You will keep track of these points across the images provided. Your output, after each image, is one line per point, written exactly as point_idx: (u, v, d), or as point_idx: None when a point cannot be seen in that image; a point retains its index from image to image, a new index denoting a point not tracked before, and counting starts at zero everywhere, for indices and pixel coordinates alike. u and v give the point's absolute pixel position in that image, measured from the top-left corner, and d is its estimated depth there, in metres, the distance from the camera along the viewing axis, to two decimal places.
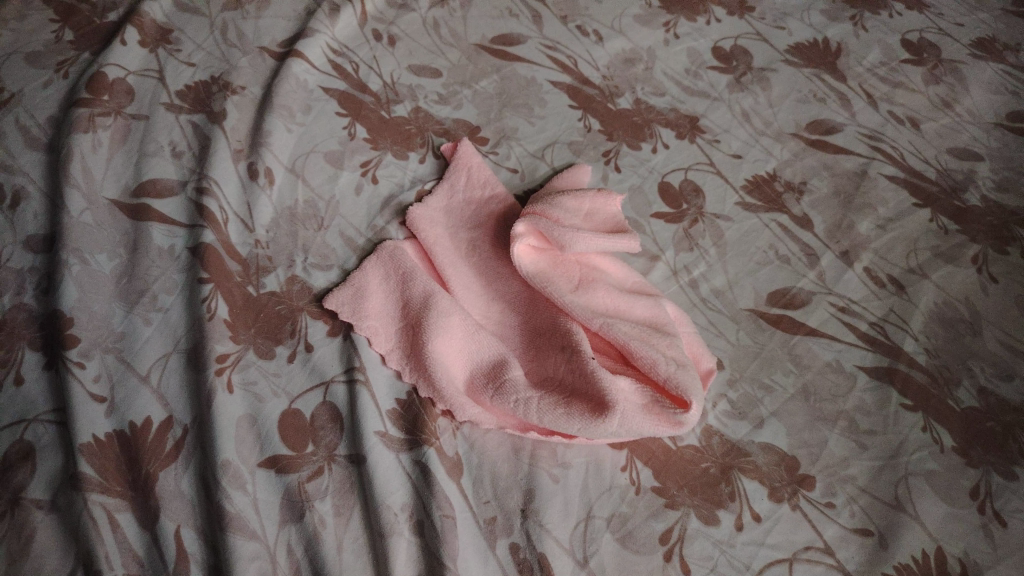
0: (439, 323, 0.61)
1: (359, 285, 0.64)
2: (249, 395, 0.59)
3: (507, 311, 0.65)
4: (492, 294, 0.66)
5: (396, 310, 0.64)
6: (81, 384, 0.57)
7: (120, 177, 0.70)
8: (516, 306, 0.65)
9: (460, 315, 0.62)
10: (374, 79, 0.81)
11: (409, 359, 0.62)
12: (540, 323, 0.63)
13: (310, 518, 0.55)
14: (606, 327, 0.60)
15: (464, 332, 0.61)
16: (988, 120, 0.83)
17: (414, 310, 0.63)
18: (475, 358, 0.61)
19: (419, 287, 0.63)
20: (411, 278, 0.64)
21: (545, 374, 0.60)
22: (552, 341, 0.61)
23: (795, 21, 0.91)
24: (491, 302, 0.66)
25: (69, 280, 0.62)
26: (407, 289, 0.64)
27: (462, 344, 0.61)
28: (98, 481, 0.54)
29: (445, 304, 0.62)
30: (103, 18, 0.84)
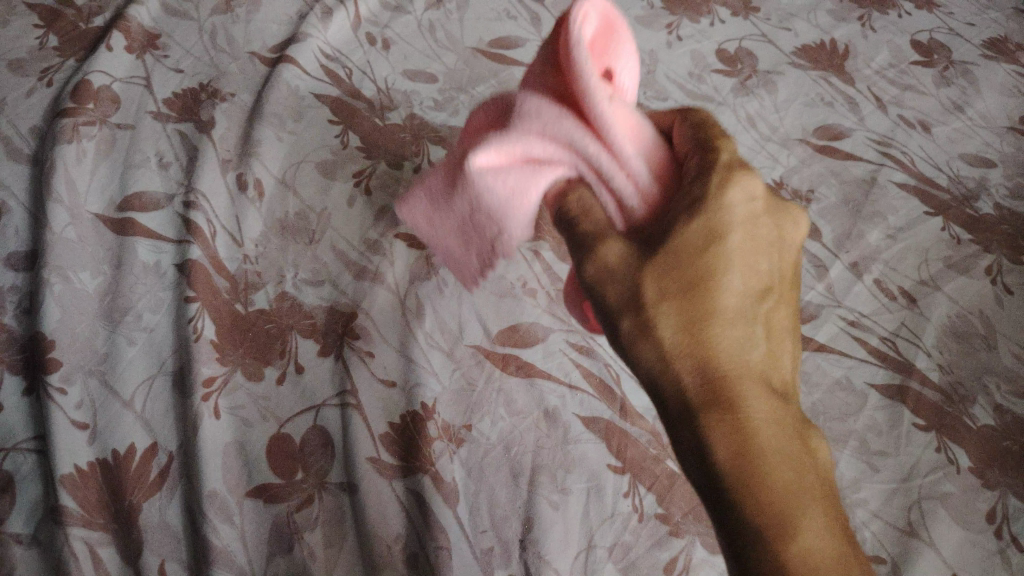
0: (503, 180, 0.50)
1: (414, 222, 0.60)
2: (237, 420, 0.58)
3: (542, 123, 0.49)
4: (523, 123, 0.50)
5: (441, 211, 0.57)
6: (62, 411, 0.57)
7: (105, 190, 0.67)
8: (550, 114, 0.49)
9: (525, 154, 0.50)
10: (369, 85, 0.79)
11: (488, 253, 0.56)
12: (580, 142, 0.48)
13: (300, 550, 0.55)
14: (695, 135, 0.48)
15: (539, 166, 0.50)
16: (1001, 123, 0.80)
17: (462, 182, 0.53)
18: (556, 192, 0.49)
19: (457, 160, 0.54)
20: (439, 176, 0.57)
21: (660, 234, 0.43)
22: (636, 175, 0.47)
23: (800, 21, 0.89)
24: (527, 129, 0.50)
25: (50, 301, 0.60)
26: (446, 180, 0.56)
27: (532, 184, 0.50)
28: (79, 515, 0.54)
29: (494, 144, 0.49)
30: (89, 23, 0.81)
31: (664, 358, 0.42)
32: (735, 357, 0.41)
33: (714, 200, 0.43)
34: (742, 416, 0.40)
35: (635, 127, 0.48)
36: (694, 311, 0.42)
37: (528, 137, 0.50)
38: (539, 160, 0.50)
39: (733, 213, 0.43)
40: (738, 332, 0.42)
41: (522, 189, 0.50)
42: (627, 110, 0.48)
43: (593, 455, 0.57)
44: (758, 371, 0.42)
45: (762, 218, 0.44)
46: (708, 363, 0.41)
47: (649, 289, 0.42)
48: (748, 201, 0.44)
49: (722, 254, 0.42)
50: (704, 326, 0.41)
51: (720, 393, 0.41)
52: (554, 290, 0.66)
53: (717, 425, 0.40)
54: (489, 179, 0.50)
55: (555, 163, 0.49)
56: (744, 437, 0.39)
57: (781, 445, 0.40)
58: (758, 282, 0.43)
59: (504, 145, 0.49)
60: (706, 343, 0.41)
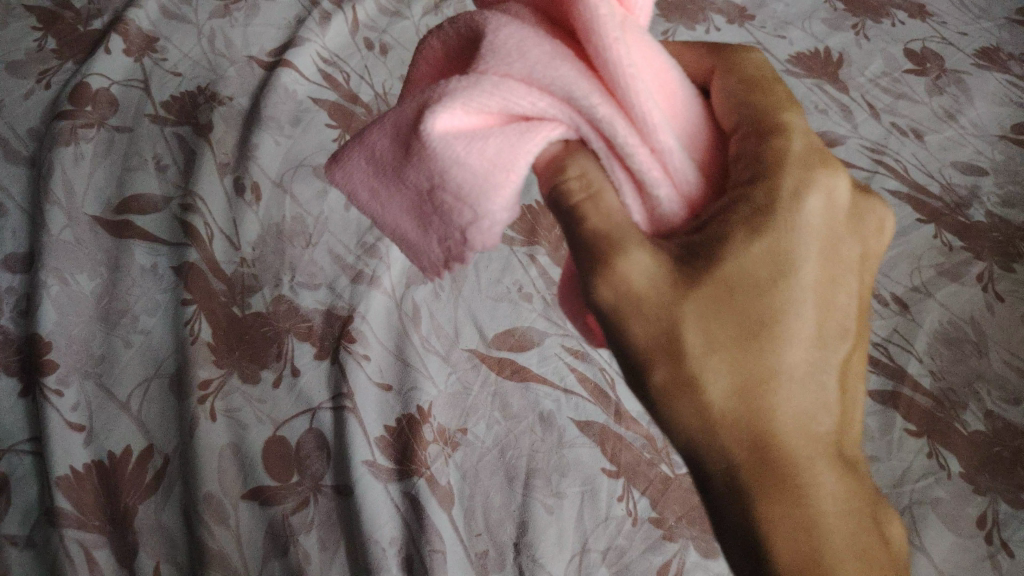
0: (475, 145, 0.32)
1: (350, 194, 0.37)
2: (232, 423, 0.59)
3: (523, 56, 0.33)
4: (491, 52, 0.34)
5: (384, 186, 0.36)
6: (59, 413, 0.58)
7: (103, 193, 0.67)
8: (530, 39, 0.34)
9: (501, 105, 0.33)
10: (366, 90, 0.77)
11: (455, 248, 0.33)
12: (584, 83, 0.32)
13: (295, 553, 0.55)
14: (743, 105, 0.37)
15: (531, 121, 0.33)
16: (992, 132, 0.80)
17: (414, 146, 0.34)
18: (548, 169, 0.33)
19: (409, 108, 0.35)
20: (386, 131, 0.36)
21: (708, 259, 0.32)
22: (668, 154, 0.32)
23: (796, 30, 0.89)
24: (503, 67, 0.33)
25: (47, 302, 0.61)
26: (392, 146, 0.35)
27: (518, 152, 0.32)
28: (74, 517, 0.55)
29: (460, 90, 0.33)
30: (87, 26, 0.80)
31: (709, 426, 0.32)
32: (799, 426, 0.33)
33: (782, 220, 0.33)
34: (805, 504, 0.32)
35: (664, 79, 0.35)
36: (750, 368, 0.32)
37: (503, 77, 0.33)
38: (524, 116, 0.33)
39: (807, 244, 0.34)
40: (800, 390, 0.33)
41: (501, 158, 0.32)
42: (649, 47, 0.35)
43: (588, 459, 0.57)
44: (820, 440, 0.33)
45: (826, 234, 0.35)
46: (763, 431, 0.32)
47: (694, 337, 0.32)
48: (819, 224, 0.34)
49: (788, 297, 0.33)
50: (760, 388, 0.32)
51: (779, 468, 0.32)
52: (551, 294, 0.65)
53: (773, 507, 0.32)
54: (455, 147, 0.33)
55: (549, 121, 0.33)
56: (806, 521, 0.32)
57: (848, 531, 0.33)
58: (825, 316, 0.34)
59: (471, 99, 0.33)
60: (762, 407, 0.32)
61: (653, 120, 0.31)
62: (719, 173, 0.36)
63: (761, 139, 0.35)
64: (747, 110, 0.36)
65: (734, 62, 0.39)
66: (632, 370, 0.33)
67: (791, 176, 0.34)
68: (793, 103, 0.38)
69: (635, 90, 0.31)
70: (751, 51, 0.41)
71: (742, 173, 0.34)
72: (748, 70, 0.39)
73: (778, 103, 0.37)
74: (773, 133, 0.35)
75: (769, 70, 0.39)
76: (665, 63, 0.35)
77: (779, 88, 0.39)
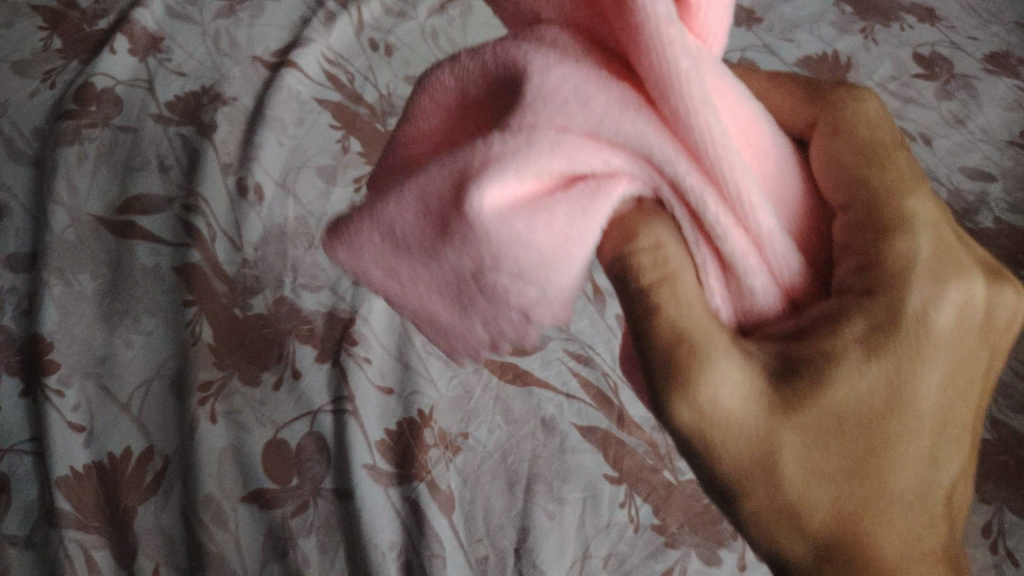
0: (536, 220, 0.25)
1: (362, 275, 0.30)
2: (232, 424, 0.59)
3: (587, 108, 0.25)
4: (541, 101, 0.25)
5: (411, 265, 0.29)
6: (59, 413, 0.58)
7: (106, 192, 0.67)
8: (590, 85, 0.25)
9: (567, 167, 0.25)
10: (370, 90, 0.76)
11: (513, 330, 0.27)
12: (668, 142, 0.23)
13: (294, 556, 0.55)
14: (848, 178, 0.26)
15: (599, 183, 0.25)
16: (1002, 137, 0.77)
17: (455, 222, 0.26)
18: (616, 232, 0.25)
19: (439, 173, 0.27)
20: (409, 202, 0.28)
21: (812, 386, 0.23)
22: (766, 235, 0.23)
23: (802, 33, 0.85)
24: (560, 119, 0.25)
25: (49, 303, 0.61)
26: (419, 222, 0.28)
27: (588, 228, 0.25)
28: (74, 518, 0.55)
29: (508, 158, 0.25)
30: (92, 27, 0.79)
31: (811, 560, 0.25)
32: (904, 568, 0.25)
33: (912, 328, 0.24)
34: None
35: (752, 135, 0.26)
36: (858, 504, 0.24)
37: (561, 133, 0.25)
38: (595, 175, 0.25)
39: (933, 365, 0.25)
40: (912, 535, 0.25)
41: (573, 232, 0.25)
42: (733, 93, 0.25)
43: (590, 465, 0.57)
44: None
45: (968, 339, 0.26)
46: None
47: (793, 476, 0.24)
48: (956, 333, 0.25)
49: (913, 425, 0.25)
50: (856, 541, 0.25)
51: None
52: None
53: None
54: (514, 226, 0.25)
55: (620, 180, 0.24)
56: None
57: None
58: (950, 439, 0.26)
59: (528, 163, 0.25)
60: (868, 549, 0.25)
61: (758, 205, 0.23)
62: (822, 262, 0.26)
63: (877, 232, 0.25)
64: (859, 188, 0.26)
65: (840, 115, 0.28)
66: (716, 494, 0.25)
67: (920, 287, 0.25)
68: (921, 180, 0.27)
69: (731, 162, 0.22)
70: (868, 96, 0.29)
71: (852, 269, 0.25)
72: (863, 133, 0.28)
73: (906, 180, 0.27)
74: (897, 225, 0.25)
75: (887, 132, 0.28)
76: (749, 109, 0.26)
77: (901, 154, 0.28)
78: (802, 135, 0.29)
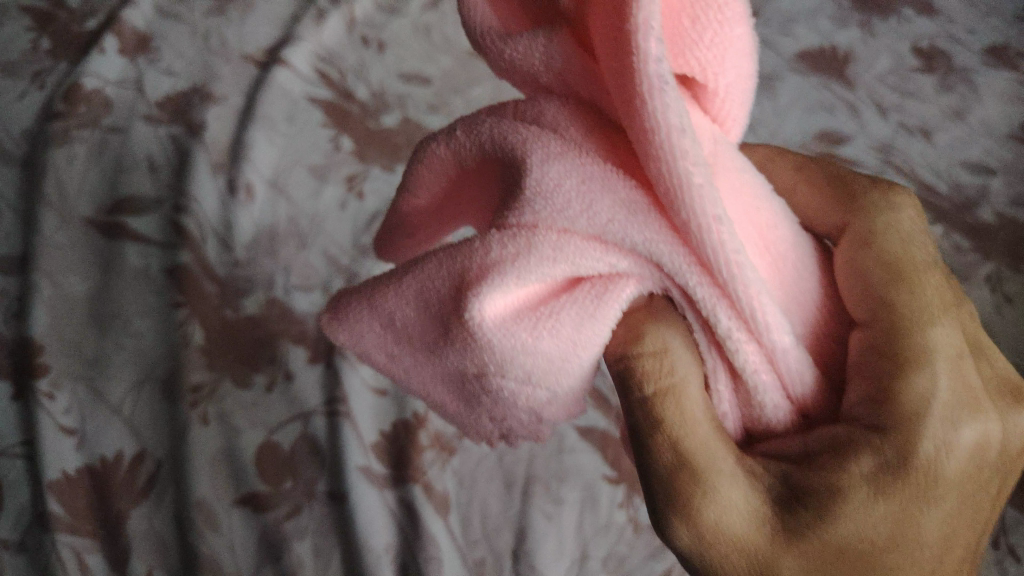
0: (535, 328, 0.27)
1: (364, 352, 0.33)
2: (225, 426, 0.58)
3: (590, 211, 0.26)
4: (539, 196, 0.26)
5: (414, 349, 0.31)
6: (50, 417, 0.57)
7: (95, 193, 0.66)
8: (595, 182, 0.26)
9: (567, 272, 0.26)
10: (362, 87, 0.75)
11: (523, 425, 0.30)
12: (677, 251, 0.25)
13: (289, 559, 0.54)
14: (867, 293, 0.30)
15: (604, 283, 0.26)
16: (1002, 131, 0.75)
17: (453, 328, 0.28)
18: (624, 330, 0.28)
19: (438, 274, 0.29)
20: (408, 297, 0.30)
21: (816, 518, 0.27)
22: (783, 353, 0.25)
23: (800, 27, 0.83)
24: (558, 220, 0.26)
25: (39, 305, 0.61)
26: (420, 316, 0.30)
27: (587, 333, 0.27)
28: (66, 521, 0.55)
29: (509, 263, 0.26)
30: (81, 26, 0.76)
31: None
32: None
33: (919, 478, 0.28)
34: None
35: (766, 234, 0.27)
36: None
37: (564, 236, 0.26)
38: (597, 276, 0.26)
39: (940, 499, 0.29)
40: None
41: (581, 337, 0.27)
42: (751, 195, 0.27)
43: (588, 466, 0.56)
44: None
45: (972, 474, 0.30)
46: None
47: None
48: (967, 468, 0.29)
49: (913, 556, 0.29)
50: None
51: None
52: None
53: None
54: (516, 336, 0.27)
55: (620, 280, 0.26)
56: None
57: None
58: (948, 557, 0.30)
59: (526, 274, 0.26)
60: None
61: (769, 320, 0.24)
62: (838, 369, 0.29)
63: (889, 357, 0.28)
64: (883, 308, 0.29)
65: (870, 230, 0.32)
66: None
67: (932, 424, 0.28)
68: (954, 307, 0.31)
69: (743, 280, 0.23)
70: (903, 210, 0.34)
71: (862, 395, 0.28)
72: (891, 250, 0.31)
73: (929, 311, 0.30)
74: (915, 359, 0.29)
75: (920, 252, 0.32)
76: (770, 213, 0.28)
77: (930, 275, 0.32)
78: (833, 237, 0.33)
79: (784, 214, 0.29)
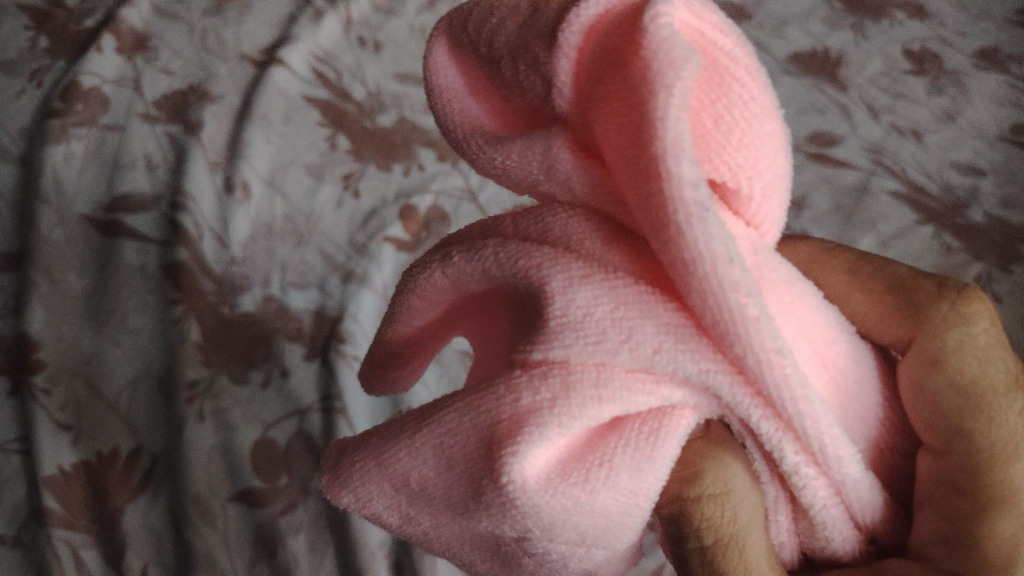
0: (591, 483, 0.24)
1: (371, 515, 0.29)
2: (221, 423, 0.59)
3: (631, 341, 0.24)
4: (570, 329, 0.25)
5: (430, 512, 0.28)
6: (47, 413, 0.58)
7: (93, 192, 0.66)
8: (631, 312, 0.24)
9: (619, 411, 0.24)
10: (359, 87, 0.75)
11: None
12: (737, 384, 0.24)
13: (285, 554, 0.55)
14: (937, 420, 0.27)
15: (656, 416, 0.25)
16: (991, 133, 0.75)
17: (487, 492, 0.25)
18: (676, 472, 0.27)
19: (458, 431, 0.26)
20: (420, 456, 0.27)
21: None
22: (855, 487, 0.25)
23: (794, 29, 0.84)
24: (598, 354, 0.24)
25: (36, 301, 0.61)
26: (438, 479, 0.27)
27: (648, 480, 0.24)
28: (62, 516, 0.55)
29: (546, 410, 0.24)
30: (79, 25, 0.76)
31: None
32: None
33: None
34: None
35: (827, 353, 0.27)
36: None
37: (603, 370, 0.24)
38: (646, 411, 0.25)
39: None
40: None
41: (641, 489, 0.24)
42: (807, 309, 0.26)
43: None
44: None
45: None
46: None
47: None
48: None
49: None
50: None
51: None
52: None
53: None
54: (570, 492, 0.24)
55: (676, 417, 0.25)
56: None
57: None
58: None
59: (571, 419, 0.24)
60: None
61: (839, 449, 0.24)
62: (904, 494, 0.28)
63: (966, 495, 0.27)
64: (953, 442, 0.27)
65: (941, 348, 0.27)
66: None
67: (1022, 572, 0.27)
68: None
69: (812, 414, 0.23)
70: (979, 316, 0.28)
71: (936, 533, 0.27)
72: (965, 373, 0.27)
73: (1019, 443, 0.26)
74: (1001, 507, 0.26)
75: (1000, 371, 0.27)
76: (829, 325, 0.27)
77: (1013, 398, 0.27)
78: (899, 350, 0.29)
79: (845, 339, 0.27)
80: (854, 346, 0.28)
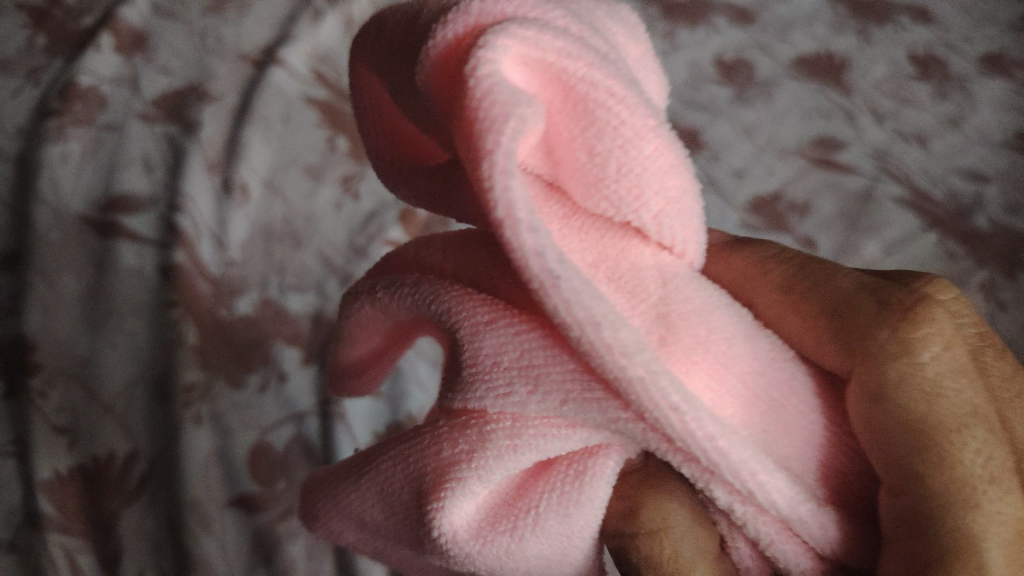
0: (519, 530, 0.28)
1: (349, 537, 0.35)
2: (217, 427, 0.59)
3: (539, 392, 0.27)
4: (483, 384, 0.28)
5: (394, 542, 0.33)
6: (43, 417, 0.57)
7: (90, 192, 0.64)
8: (538, 364, 0.27)
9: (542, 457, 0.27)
10: None
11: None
12: (646, 431, 0.26)
13: (280, 560, 0.56)
14: (891, 459, 0.27)
15: (583, 458, 0.28)
16: (996, 138, 0.75)
17: (426, 539, 0.29)
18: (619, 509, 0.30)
19: (399, 479, 0.30)
20: (370, 498, 0.32)
21: None
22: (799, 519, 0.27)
23: (798, 32, 0.83)
24: (509, 408, 0.27)
25: (35, 302, 0.59)
26: (393, 518, 0.31)
27: (576, 522, 0.28)
28: (56, 520, 0.55)
29: (466, 465, 0.28)
30: (78, 23, 0.75)
31: None
32: None
33: None
34: None
35: (749, 382, 0.28)
36: None
37: (520, 419, 0.27)
38: (574, 453, 0.28)
39: None
40: None
41: (573, 532, 0.28)
42: (727, 341, 0.29)
43: None
44: None
45: None
46: None
47: None
48: None
49: None
50: None
51: None
52: None
53: None
54: (502, 540, 0.28)
55: (601, 457, 0.28)
56: None
57: None
58: None
59: (489, 475, 0.28)
60: None
61: (771, 491, 0.26)
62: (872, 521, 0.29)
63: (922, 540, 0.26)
64: (910, 483, 0.26)
65: (883, 382, 0.27)
66: None
67: None
68: (1004, 471, 0.27)
69: (727, 462, 0.25)
70: (928, 341, 0.28)
71: None
72: (913, 408, 0.27)
73: (970, 485, 0.26)
74: (966, 554, 0.25)
75: (955, 401, 0.27)
76: (753, 354, 0.29)
77: (968, 435, 0.27)
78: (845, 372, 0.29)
79: (777, 364, 0.29)
80: (796, 374, 0.29)
